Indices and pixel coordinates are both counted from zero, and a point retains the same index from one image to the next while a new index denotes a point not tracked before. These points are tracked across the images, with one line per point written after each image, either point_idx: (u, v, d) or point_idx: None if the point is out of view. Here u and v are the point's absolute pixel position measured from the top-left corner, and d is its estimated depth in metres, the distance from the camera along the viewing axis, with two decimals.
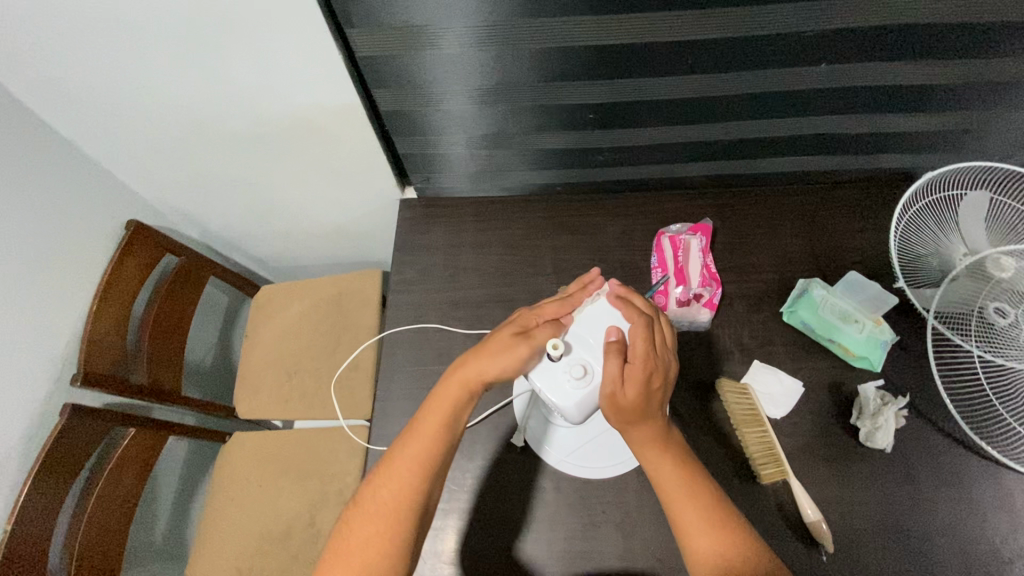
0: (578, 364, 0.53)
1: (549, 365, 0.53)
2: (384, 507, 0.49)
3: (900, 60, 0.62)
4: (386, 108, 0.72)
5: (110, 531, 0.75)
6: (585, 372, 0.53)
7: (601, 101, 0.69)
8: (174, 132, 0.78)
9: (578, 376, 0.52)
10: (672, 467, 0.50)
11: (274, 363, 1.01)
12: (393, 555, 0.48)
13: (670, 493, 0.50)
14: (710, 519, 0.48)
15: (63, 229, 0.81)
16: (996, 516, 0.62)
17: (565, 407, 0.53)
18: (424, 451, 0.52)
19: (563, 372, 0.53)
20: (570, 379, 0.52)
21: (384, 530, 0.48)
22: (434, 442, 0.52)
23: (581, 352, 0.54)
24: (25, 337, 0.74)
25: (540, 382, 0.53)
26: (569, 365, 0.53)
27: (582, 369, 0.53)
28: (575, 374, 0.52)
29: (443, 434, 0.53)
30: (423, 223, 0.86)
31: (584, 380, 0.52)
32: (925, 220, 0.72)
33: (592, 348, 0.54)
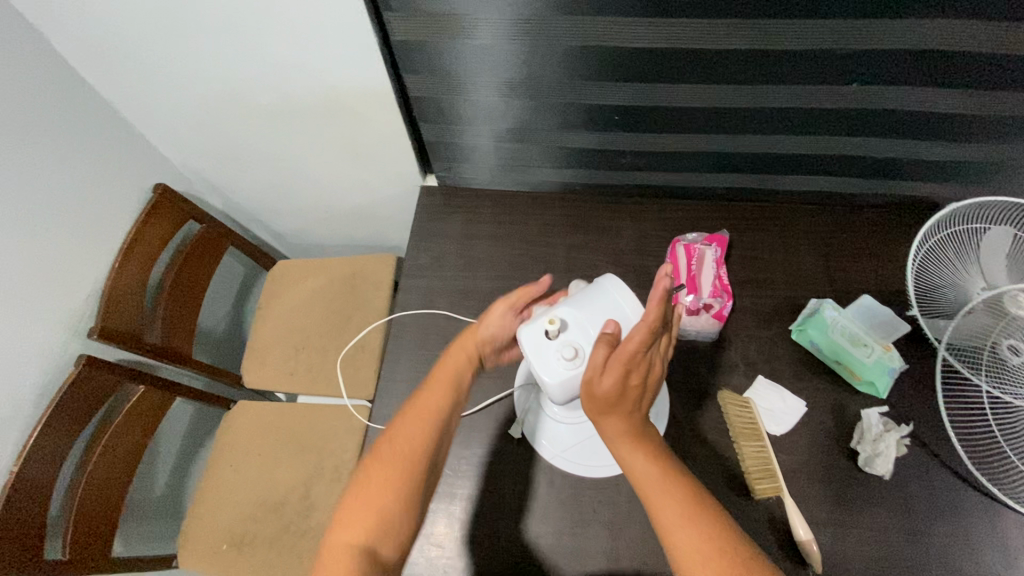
0: (571, 346, 0.53)
1: (543, 342, 0.54)
2: (399, 452, 0.50)
3: (933, 87, 0.61)
4: (414, 93, 0.73)
5: (111, 482, 0.77)
6: (575, 355, 0.52)
7: (628, 103, 0.69)
8: (208, 100, 0.80)
9: (569, 357, 0.52)
10: (646, 459, 0.48)
11: (283, 336, 1.02)
12: (403, 500, 0.48)
13: (644, 486, 0.48)
14: (689, 512, 0.46)
15: (93, 186, 0.83)
16: (991, 553, 0.61)
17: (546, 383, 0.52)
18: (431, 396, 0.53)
19: (553, 351, 0.53)
20: (560, 358, 0.53)
21: (398, 472, 0.48)
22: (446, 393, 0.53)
23: (577, 335, 0.54)
24: (48, 286, 0.76)
25: (530, 355, 0.54)
26: (561, 345, 0.53)
27: (573, 351, 0.52)
28: (564, 355, 0.52)
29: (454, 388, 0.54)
30: (441, 211, 0.87)
31: (574, 362, 0.53)
32: (946, 251, 0.71)
33: (589, 334, 0.54)
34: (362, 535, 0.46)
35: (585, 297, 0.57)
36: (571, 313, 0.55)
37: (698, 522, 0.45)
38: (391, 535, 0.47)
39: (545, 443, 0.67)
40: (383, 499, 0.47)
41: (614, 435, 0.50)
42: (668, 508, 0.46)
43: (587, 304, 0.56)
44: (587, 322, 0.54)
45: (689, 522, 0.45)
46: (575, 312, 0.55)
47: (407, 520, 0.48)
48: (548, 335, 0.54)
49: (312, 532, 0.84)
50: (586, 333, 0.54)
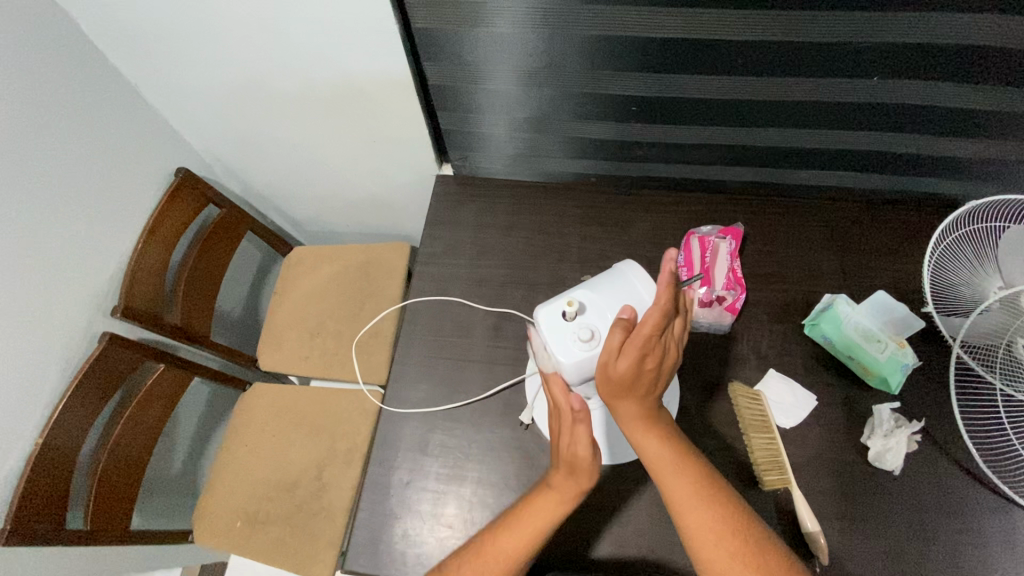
0: (588, 328, 0.53)
1: (560, 322, 0.54)
2: (513, 540, 0.53)
3: (954, 82, 0.61)
4: (433, 81, 0.74)
5: (132, 457, 0.79)
6: (591, 337, 0.53)
7: (645, 94, 0.69)
8: (230, 86, 0.81)
9: (584, 339, 0.53)
10: (658, 439, 0.50)
11: (298, 321, 1.04)
12: None
13: (658, 470, 0.50)
14: (701, 491, 0.48)
15: (118, 168, 0.85)
16: (1000, 551, 0.61)
17: (562, 363, 0.53)
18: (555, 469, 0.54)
19: (569, 331, 0.53)
20: (575, 339, 0.53)
21: (508, 561, 0.52)
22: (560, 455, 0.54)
23: (594, 319, 0.54)
24: (73, 264, 0.78)
25: (546, 335, 0.54)
26: (579, 327, 0.54)
27: (589, 334, 0.53)
28: (580, 337, 0.53)
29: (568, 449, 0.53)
30: (457, 199, 0.87)
31: (588, 345, 0.53)
32: (963, 249, 0.71)
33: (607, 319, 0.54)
34: None
35: (606, 282, 0.56)
36: (591, 297, 0.55)
37: (712, 503, 0.48)
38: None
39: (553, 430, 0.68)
40: (494, 572, 0.52)
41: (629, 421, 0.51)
42: (683, 490, 0.48)
43: (608, 290, 0.55)
44: (606, 307, 0.54)
45: (703, 502, 0.48)
46: (595, 296, 0.55)
47: None
48: (566, 316, 0.54)
49: (324, 513, 0.86)
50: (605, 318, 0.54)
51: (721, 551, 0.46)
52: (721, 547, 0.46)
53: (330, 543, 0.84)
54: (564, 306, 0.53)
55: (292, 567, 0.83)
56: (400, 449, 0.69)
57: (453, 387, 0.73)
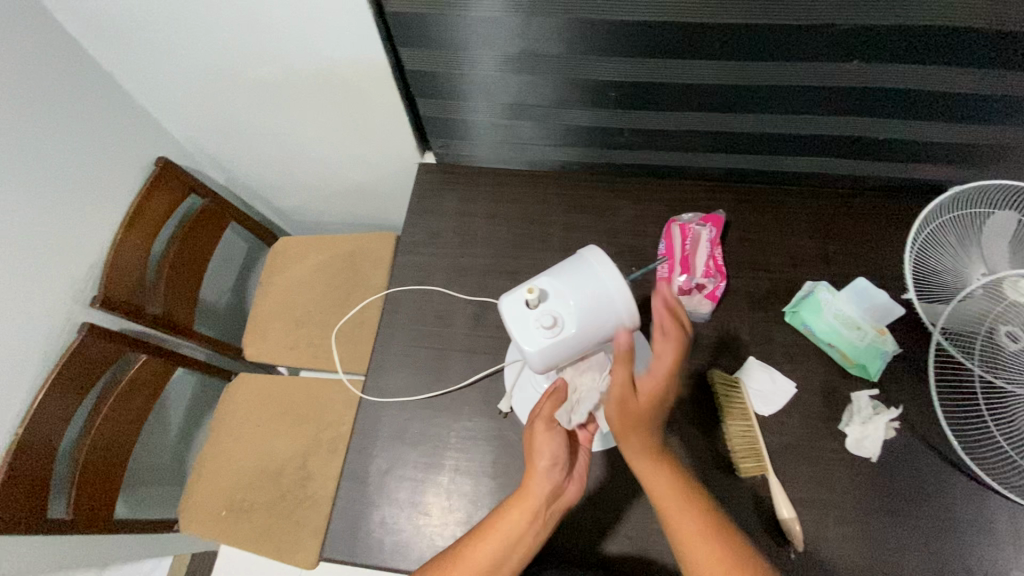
0: (550, 316, 0.52)
1: (523, 311, 0.53)
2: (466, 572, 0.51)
3: (937, 64, 0.60)
4: (411, 68, 0.73)
5: (115, 446, 0.80)
6: (554, 326, 0.52)
7: (624, 79, 0.68)
8: (206, 73, 0.80)
9: (548, 328, 0.52)
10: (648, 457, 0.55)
11: (284, 312, 1.04)
12: None
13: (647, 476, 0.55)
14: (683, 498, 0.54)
15: (97, 158, 0.85)
16: (975, 537, 0.61)
17: (526, 352, 0.53)
18: (500, 533, 0.53)
19: (534, 322, 0.53)
20: (539, 328, 0.52)
21: None
22: (517, 523, 0.53)
23: (556, 305, 0.53)
24: (51, 254, 0.78)
25: (510, 323, 0.53)
26: (541, 315, 0.52)
27: (551, 322, 0.52)
28: (544, 326, 0.52)
29: (529, 512, 0.54)
30: (439, 187, 0.87)
31: (552, 332, 0.52)
32: (947, 236, 0.70)
33: (571, 306, 0.52)
34: None
35: (570, 268, 0.54)
36: (554, 284, 0.53)
37: (693, 501, 0.54)
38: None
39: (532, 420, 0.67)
40: None
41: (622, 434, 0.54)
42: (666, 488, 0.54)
43: (571, 275, 0.53)
44: (568, 294, 0.52)
45: (687, 500, 0.54)
46: (558, 282, 0.53)
47: None
48: (529, 306, 0.53)
49: (309, 501, 0.86)
50: (569, 306, 0.52)
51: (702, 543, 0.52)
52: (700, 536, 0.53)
53: (315, 532, 0.84)
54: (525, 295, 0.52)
55: (277, 555, 0.84)
56: (379, 438, 0.69)
57: (433, 376, 0.73)
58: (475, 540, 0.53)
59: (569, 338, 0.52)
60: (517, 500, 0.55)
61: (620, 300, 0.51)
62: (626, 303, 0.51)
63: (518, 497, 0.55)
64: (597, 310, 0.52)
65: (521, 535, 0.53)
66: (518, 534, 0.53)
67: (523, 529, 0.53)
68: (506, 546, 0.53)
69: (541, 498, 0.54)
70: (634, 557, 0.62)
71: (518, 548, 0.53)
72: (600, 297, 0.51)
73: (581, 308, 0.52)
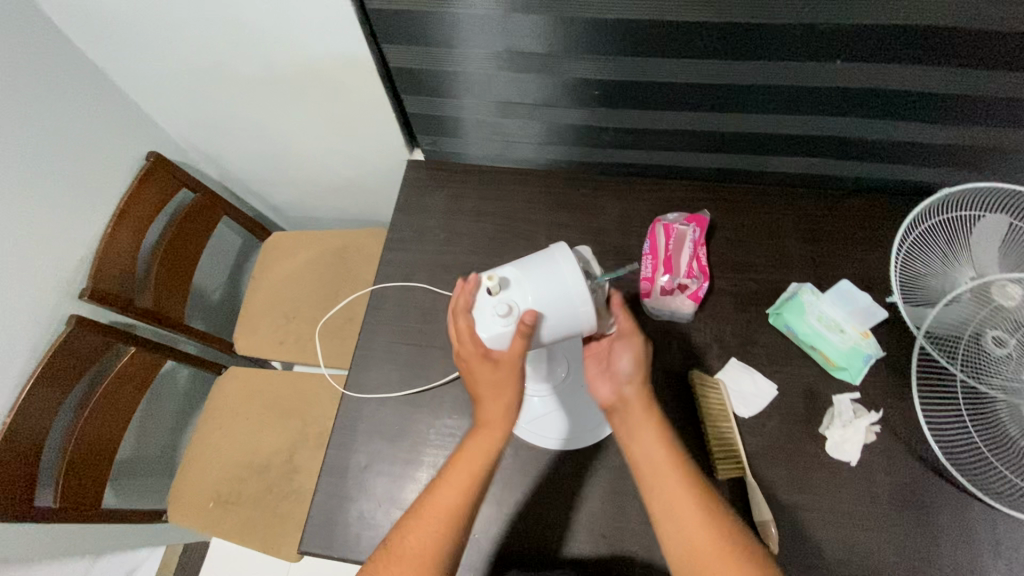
0: (508, 303, 0.52)
1: (483, 297, 0.53)
2: (444, 497, 0.51)
3: (922, 64, 0.59)
4: (396, 64, 0.73)
5: (103, 437, 0.81)
6: (509, 312, 0.52)
7: (608, 76, 0.68)
8: (192, 67, 0.80)
9: (502, 313, 0.52)
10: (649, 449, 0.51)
11: (275, 306, 1.05)
12: None
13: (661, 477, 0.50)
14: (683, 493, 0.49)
15: (88, 152, 0.86)
16: (953, 544, 0.60)
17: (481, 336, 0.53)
18: (472, 467, 0.52)
19: (489, 304, 0.53)
20: (495, 315, 0.52)
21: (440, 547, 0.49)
22: (487, 454, 0.52)
23: (515, 296, 0.53)
24: (40, 247, 0.79)
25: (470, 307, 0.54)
26: (499, 303, 0.53)
27: (506, 308, 0.52)
28: (498, 311, 0.52)
29: (495, 447, 0.52)
30: (426, 184, 0.87)
31: (508, 320, 0.52)
32: (935, 239, 0.69)
33: (529, 296, 0.52)
34: None
35: (535, 262, 0.55)
36: (517, 274, 0.54)
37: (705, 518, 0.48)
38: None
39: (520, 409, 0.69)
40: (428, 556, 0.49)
41: (638, 426, 0.52)
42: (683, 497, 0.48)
43: (535, 269, 0.54)
44: (529, 287, 0.53)
45: (697, 515, 0.48)
46: (521, 273, 0.54)
47: None
48: (488, 290, 0.53)
49: (295, 494, 0.88)
50: (526, 295, 0.53)
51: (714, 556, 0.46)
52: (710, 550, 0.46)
53: (299, 525, 0.85)
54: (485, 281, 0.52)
55: (262, 547, 0.85)
56: (359, 433, 0.70)
57: (414, 372, 0.73)
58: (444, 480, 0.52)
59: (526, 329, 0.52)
60: (483, 415, 0.53)
61: (578, 303, 0.52)
62: (584, 306, 0.53)
63: (482, 413, 0.53)
64: (555, 305, 0.52)
65: (489, 467, 0.52)
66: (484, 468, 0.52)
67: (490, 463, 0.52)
68: (473, 491, 0.51)
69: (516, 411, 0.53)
70: (608, 557, 0.62)
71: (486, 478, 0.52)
72: (559, 294, 0.52)
73: (538, 302, 0.52)
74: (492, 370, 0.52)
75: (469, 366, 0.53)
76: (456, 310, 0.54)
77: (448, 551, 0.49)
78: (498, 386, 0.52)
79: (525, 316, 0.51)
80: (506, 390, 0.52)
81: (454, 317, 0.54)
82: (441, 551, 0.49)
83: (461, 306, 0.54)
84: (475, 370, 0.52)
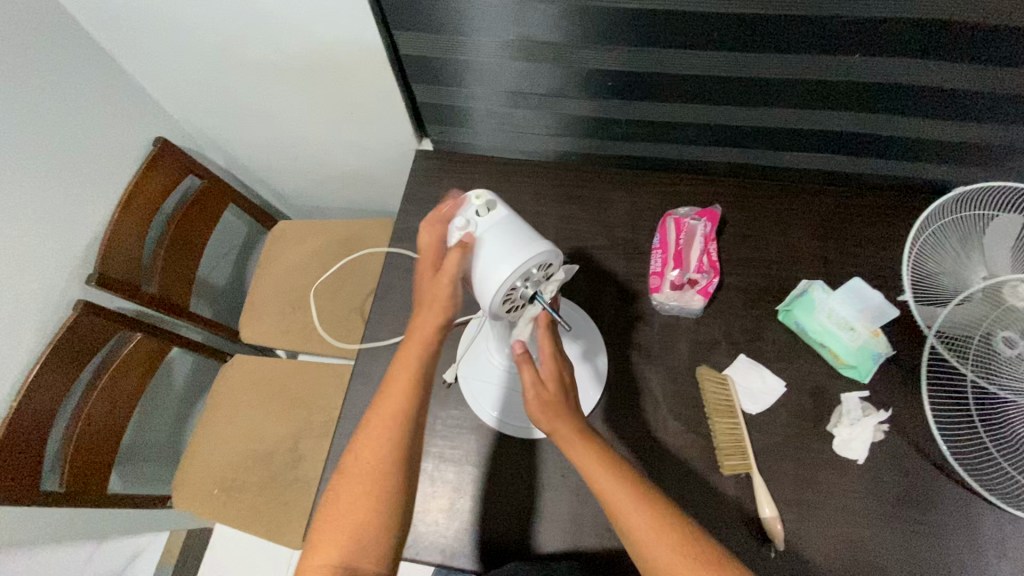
0: (471, 222, 0.52)
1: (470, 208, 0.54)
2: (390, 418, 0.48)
3: (943, 59, 0.58)
4: (407, 52, 0.72)
5: (107, 423, 0.81)
6: (460, 231, 0.52)
7: (622, 67, 0.67)
8: (199, 52, 0.79)
9: (457, 227, 0.52)
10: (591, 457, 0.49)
11: (281, 295, 1.05)
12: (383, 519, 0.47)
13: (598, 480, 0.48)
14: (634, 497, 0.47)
15: (93, 136, 0.85)
16: (962, 544, 0.60)
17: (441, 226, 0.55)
18: (385, 415, 0.48)
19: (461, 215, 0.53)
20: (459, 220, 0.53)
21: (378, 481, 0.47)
22: (411, 390, 0.49)
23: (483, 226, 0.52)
24: (46, 231, 0.79)
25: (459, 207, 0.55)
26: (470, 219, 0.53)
27: (465, 223, 0.52)
28: (458, 223, 0.53)
29: (412, 389, 0.49)
30: (435, 174, 0.86)
31: (459, 231, 0.53)
32: (947, 237, 0.69)
33: (486, 237, 0.51)
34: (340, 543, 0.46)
35: (524, 233, 0.51)
36: (504, 221, 0.52)
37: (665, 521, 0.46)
38: (365, 552, 0.46)
39: (473, 384, 0.69)
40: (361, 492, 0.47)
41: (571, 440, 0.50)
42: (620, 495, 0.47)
43: (513, 234, 0.51)
44: (496, 233, 0.51)
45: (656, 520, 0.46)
46: (508, 222, 0.52)
47: (387, 529, 0.47)
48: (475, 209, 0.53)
49: (299, 483, 0.88)
50: (487, 237, 0.51)
51: (661, 545, 0.45)
52: (660, 541, 0.45)
53: (304, 513, 0.85)
54: (480, 200, 0.53)
55: (266, 535, 0.85)
56: None
57: None
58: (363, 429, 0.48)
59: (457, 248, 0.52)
60: (411, 343, 0.50)
61: (497, 275, 0.48)
62: (497, 283, 0.49)
63: (410, 341, 0.50)
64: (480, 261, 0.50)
65: (407, 411, 0.48)
66: (403, 414, 0.48)
67: (411, 407, 0.48)
68: (396, 439, 0.48)
69: (437, 335, 0.51)
70: (613, 551, 0.61)
71: (419, 414, 0.49)
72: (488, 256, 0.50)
73: (486, 249, 0.51)
74: (433, 281, 0.52)
75: (422, 271, 0.54)
76: (439, 216, 0.55)
77: (380, 505, 0.47)
78: (433, 299, 0.52)
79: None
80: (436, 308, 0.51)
81: (434, 218, 0.56)
82: (370, 505, 0.47)
83: (442, 214, 0.55)
84: (424, 273, 0.54)
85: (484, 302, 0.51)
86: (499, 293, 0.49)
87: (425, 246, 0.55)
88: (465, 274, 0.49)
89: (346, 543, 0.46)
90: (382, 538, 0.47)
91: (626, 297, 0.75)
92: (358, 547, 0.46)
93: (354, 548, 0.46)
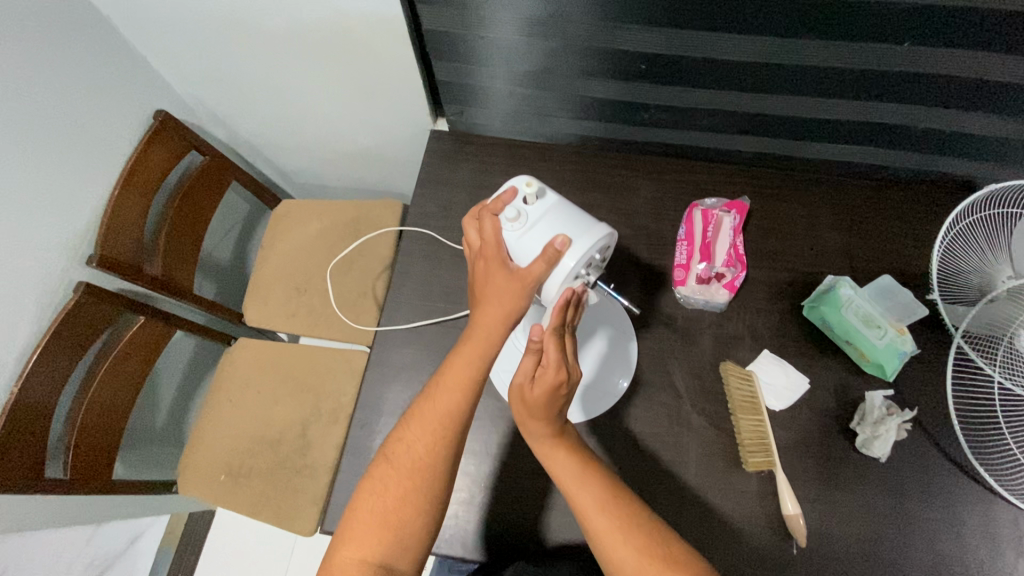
0: (522, 211, 0.51)
1: (515, 196, 0.52)
2: (433, 420, 0.49)
3: (996, 52, 0.55)
4: (427, 26, 0.68)
5: (110, 409, 0.79)
6: (512, 221, 0.51)
7: (656, 50, 0.64)
8: (203, 20, 0.74)
9: (508, 216, 0.51)
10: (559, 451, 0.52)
11: (287, 277, 1.02)
12: (423, 519, 0.48)
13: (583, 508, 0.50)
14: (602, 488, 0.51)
15: (87, 109, 0.80)
16: (979, 541, 0.61)
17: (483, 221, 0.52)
18: (438, 414, 0.49)
19: (508, 203, 0.52)
20: (505, 208, 0.51)
21: (416, 482, 0.48)
22: (460, 396, 0.49)
23: (533, 215, 0.51)
24: (41, 207, 0.75)
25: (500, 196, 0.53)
26: (518, 208, 0.51)
27: (517, 210, 0.51)
28: (509, 213, 0.51)
29: (467, 390, 0.49)
30: (450, 156, 0.83)
31: (508, 222, 0.51)
32: (975, 236, 0.67)
33: (539, 226, 0.51)
34: (375, 544, 0.48)
35: (582, 219, 0.51)
36: (554, 206, 0.52)
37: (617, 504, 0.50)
38: (403, 550, 0.48)
39: (503, 374, 0.68)
40: (400, 490, 0.48)
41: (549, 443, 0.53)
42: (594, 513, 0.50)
43: (573, 222, 0.50)
44: (548, 222, 0.51)
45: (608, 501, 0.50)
46: (559, 207, 0.52)
47: (423, 528, 0.49)
48: (522, 196, 0.52)
49: (309, 469, 0.86)
50: (540, 226, 0.51)
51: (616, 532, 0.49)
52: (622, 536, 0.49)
53: (314, 498, 0.84)
54: (527, 185, 0.51)
55: (275, 521, 0.84)
56: (383, 413, 0.68)
57: (438, 354, 0.71)
58: (413, 423, 0.49)
59: (510, 241, 0.51)
60: (467, 345, 0.49)
61: (563, 267, 0.48)
62: (563, 274, 0.48)
63: (466, 342, 0.50)
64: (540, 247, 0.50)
65: (461, 411, 0.49)
66: (455, 415, 0.49)
67: (464, 408, 0.49)
68: (446, 438, 0.49)
69: (501, 334, 0.49)
70: None
71: (465, 418, 0.49)
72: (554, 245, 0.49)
73: (541, 239, 0.50)
74: (504, 277, 0.49)
75: (484, 270, 0.51)
76: (488, 209, 0.52)
77: (421, 504, 0.48)
78: (497, 293, 0.49)
79: (556, 240, 0.48)
80: (506, 302, 0.49)
81: (481, 212, 0.53)
82: (412, 500, 0.48)
83: (491, 207, 0.52)
84: (490, 271, 0.50)
85: (546, 295, 0.51)
86: (564, 284, 0.49)
87: (479, 242, 0.52)
88: (543, 270, 0.47)
89: (388, 537, 0.48)
90: (417, 540, 0.48)
91: (649, 289, 0.73)
92: (396, 546, 0.48)
93: (393, 545, 0.48)
